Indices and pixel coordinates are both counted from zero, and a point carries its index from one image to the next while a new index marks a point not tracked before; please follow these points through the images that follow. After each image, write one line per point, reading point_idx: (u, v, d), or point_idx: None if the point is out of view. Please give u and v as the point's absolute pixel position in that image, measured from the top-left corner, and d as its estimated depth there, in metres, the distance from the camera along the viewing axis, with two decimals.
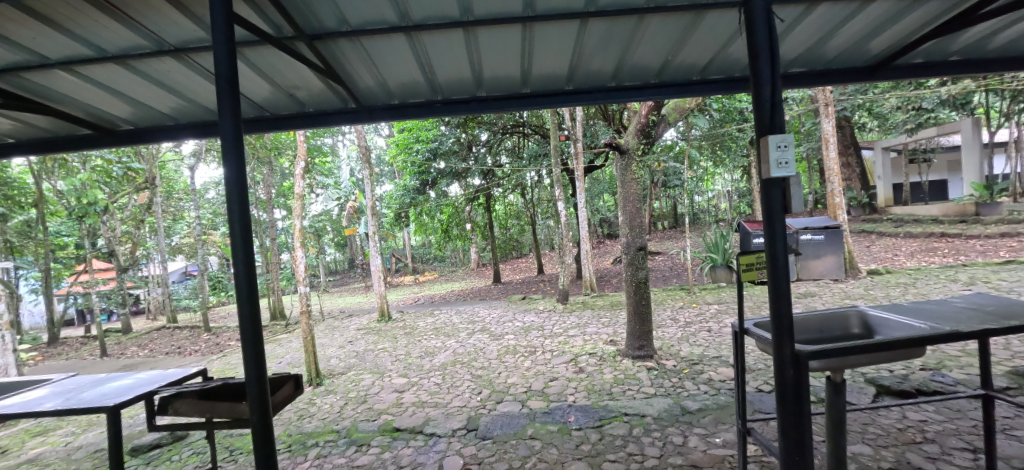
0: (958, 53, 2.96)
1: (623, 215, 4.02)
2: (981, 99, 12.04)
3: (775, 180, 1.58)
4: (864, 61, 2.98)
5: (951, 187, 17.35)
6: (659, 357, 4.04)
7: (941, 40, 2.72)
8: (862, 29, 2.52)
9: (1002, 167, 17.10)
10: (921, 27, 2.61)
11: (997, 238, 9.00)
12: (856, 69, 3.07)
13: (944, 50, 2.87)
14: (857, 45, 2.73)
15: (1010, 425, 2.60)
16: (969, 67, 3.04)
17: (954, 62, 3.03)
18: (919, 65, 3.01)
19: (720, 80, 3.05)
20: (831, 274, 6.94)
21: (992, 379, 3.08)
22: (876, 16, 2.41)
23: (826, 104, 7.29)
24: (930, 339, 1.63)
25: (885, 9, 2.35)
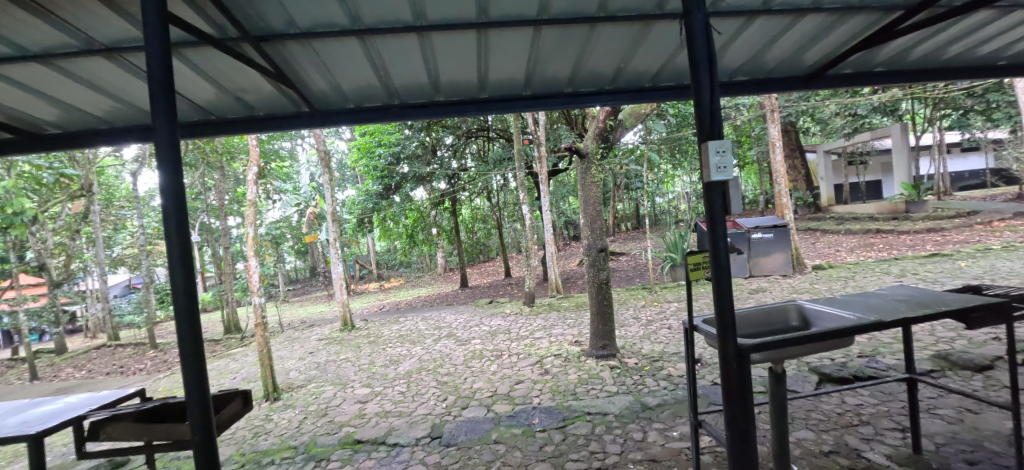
0: (881, 66, 3.23)
1: (584, 217, 4.09)
2: (908, 106, 13.19)
3: (716, 183, 1.67)
4: (801, 71, 3.18)
5: (884, 188, 18.90)
6: (621, 355, 4.14)
7: (867, 53, 2.95)
8: (798, 39, 2.68)
9: (927, 169, 18.85)
10: (847, 40, 2.84)
11: (923, 233, 9.86)
12: (796, 79, 3.27)
13: (869, 62, 3.12)
14: (793, 56, 2.92)
15: (934, 405, 2.83)
16: (892, 78, 3.31)
17: (879, 73, 3.29)
18: (849, 76, 3.26)
19: (672, 87, 3.17)
20: (780, 270, 7.33)
21: (918, 363, 3.36)
22: (809, 29, 2.57)
23: (772, 110, 7.73)
24: (857, 329, 1.76)
25: (818, 22, 2.52)
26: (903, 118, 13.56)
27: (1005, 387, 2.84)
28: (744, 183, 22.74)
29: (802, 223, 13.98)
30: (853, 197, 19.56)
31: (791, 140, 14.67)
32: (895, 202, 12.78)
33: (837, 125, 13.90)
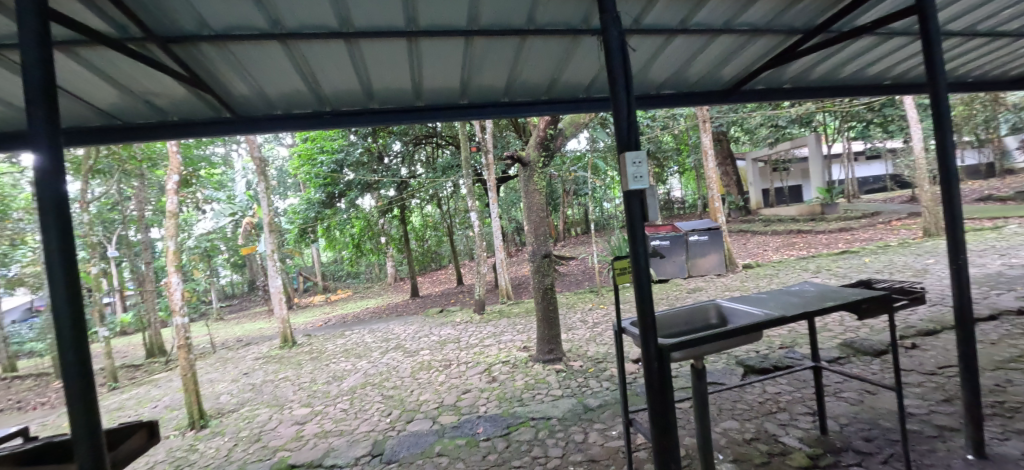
0: (789, 82, 3.55)
1: (528, 224, 4.17)
2: (822, 118, 14.67)
3: (634, 192, 1.76)
4: (720, 85, 3.43)
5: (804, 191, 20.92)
6: (567, 359, 4.23)
7: (775, 70, 3.24)
8: (714, 57, 2.90)
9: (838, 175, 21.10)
10: (759, 58, 3.10)
11: (835, 232, 10.99)
12: (716, 92, 3.52)
13: (778, 79, 3.42)
14: (712, 71, 3.14)
15: (839, 388, 3.13)
16: (798, 93, 3.66)
17: (787, 89, 3.62)
18: (762, 91, 3.56)
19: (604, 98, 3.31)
20: (714, 270, 7.83)
21: (827, 351, 3.70)
22: (723, 48, 2.79)
23: (705, 121, 8.30)
24: (763, 324, 1.91)
25: (730, 42, 2.73)
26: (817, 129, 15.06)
27: (896, 368, 3.20)
28: (685, 188, 24.23)
29: (736, 225, 15.11)
30: (779, 200, 21.43)
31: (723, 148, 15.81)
32: (813, 204, 14.12)
33: (762, 134, 15.17)
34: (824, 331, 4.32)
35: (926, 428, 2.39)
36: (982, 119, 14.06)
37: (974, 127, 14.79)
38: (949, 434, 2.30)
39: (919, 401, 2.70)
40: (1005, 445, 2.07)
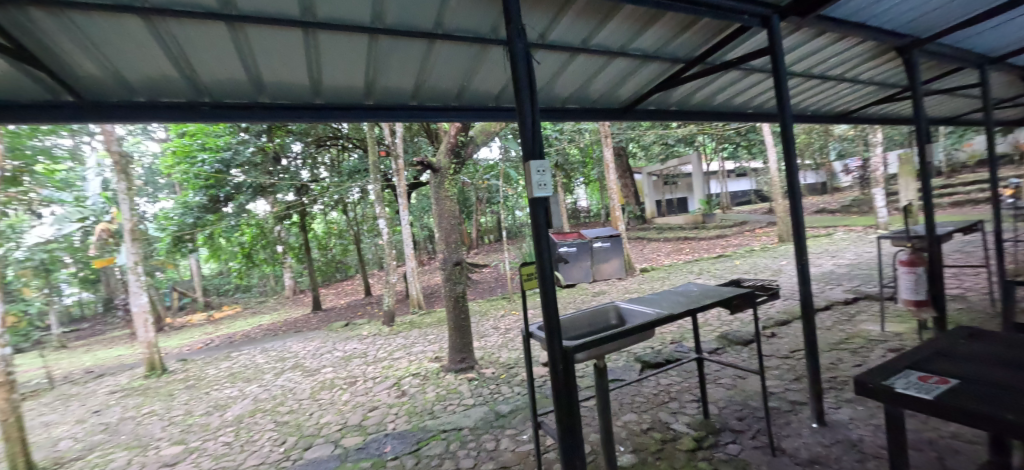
0: (675, 105, 4.00)
1: (440, 231, 4.15)
2: (701, 140, 17.00)
3: (539, 199, 1.80)
4: (618, 104, 3.73)
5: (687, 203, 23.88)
6: (479, 367, 4.22)
7: (664, 94, 3.63)
8: (612, 77, 3.14)
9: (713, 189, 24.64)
10: (651, 81, 3.42)
11: (713, 238, 12.72)
12: (615, 110, 3.81)
13: (666, 101, 3.84)
14: (611, 90, 3.41)
15: (718, 375, 3.56)
16: (682, 115, 4.13)
17: (673, 111, 4.07)
18: (653, 111, 3.95)
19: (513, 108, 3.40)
20: (615, 274, 8.47)
21: (709, 344, 4.20)
22: (620, 69, 3.03)
23: (606, 136, 9.03)
24: (653, 323, 2.09)
25: (625, 65, 2.98)
26: (699, 149, 17.11)
27: (761, 355, 3.75)
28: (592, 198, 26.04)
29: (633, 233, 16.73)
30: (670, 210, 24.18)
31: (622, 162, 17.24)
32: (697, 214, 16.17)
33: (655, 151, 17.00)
34: (706, 325, 4.91)
35: (782, 404, 2.81)
36: (816, 146, 17.49)
37: (810, 153, 18.36)
38: (799, 408, 2.73)
39: (777, 381, 3.18)
40: (838, 413, 2.53)
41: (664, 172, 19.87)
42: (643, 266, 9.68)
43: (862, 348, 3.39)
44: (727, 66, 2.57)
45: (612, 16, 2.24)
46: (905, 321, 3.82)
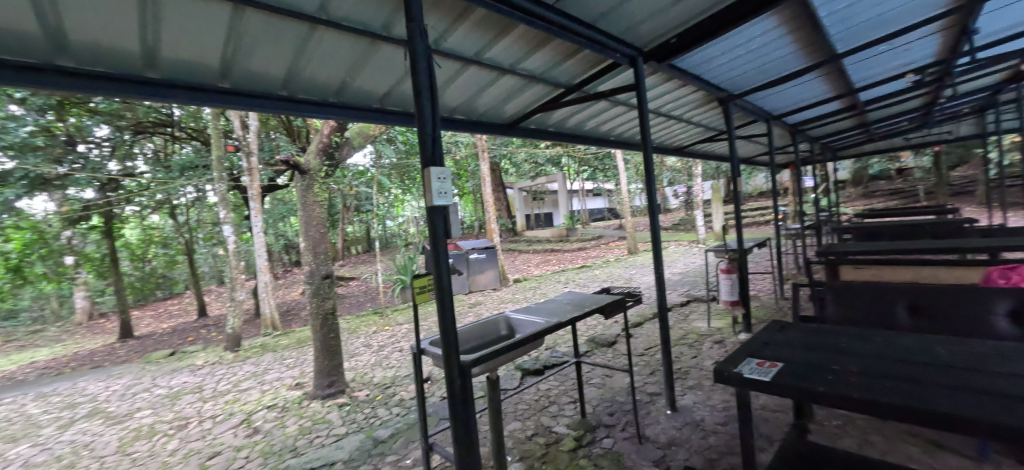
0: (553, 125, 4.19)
1: (306, 241, 3.72)
2: (564, 163, 19.10)
3: (437, 208, 1.72)
4: (502, 119, 3.74)
5: None
6: (351, 390, 3.85)
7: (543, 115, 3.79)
8: (500, 92, 3.14)
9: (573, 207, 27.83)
10: (534, 101, 3.50)
11: (576, 251, 14.23)
12: (500, 125, 3.83)
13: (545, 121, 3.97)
14: (497, 105, 3.41)
15: (589, 376, 3.81)
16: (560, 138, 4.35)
17: (551, 132, 4.26)
18: (533, 130, 4.07)
19: (399, 111, 3.15)
20: (490, 285, 8.85)
21: (580, 347, 4.57)
22: (508, 86, 3.05)
23: (483, 150, 9.40)
24: (542, 332, 2.16)
25: (513, 83, 3.01)
26: (564, 168, 19.25)
27: (623, 355, 4.21)
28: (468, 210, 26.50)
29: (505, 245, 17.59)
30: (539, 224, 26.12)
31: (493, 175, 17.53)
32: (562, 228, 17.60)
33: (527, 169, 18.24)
34: (577, 331, 5.35)
35: (644, 396, 3.16)
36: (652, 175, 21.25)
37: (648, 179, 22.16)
38: (657, 399, 3.12)
39: (638, 376, 3.55)
40: (686, 399, 2.98)
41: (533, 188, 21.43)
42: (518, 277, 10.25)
43: (696, 342, 4.06)
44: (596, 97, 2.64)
45: (505, 32, 2.22)
46: (722, 318, 4.76)
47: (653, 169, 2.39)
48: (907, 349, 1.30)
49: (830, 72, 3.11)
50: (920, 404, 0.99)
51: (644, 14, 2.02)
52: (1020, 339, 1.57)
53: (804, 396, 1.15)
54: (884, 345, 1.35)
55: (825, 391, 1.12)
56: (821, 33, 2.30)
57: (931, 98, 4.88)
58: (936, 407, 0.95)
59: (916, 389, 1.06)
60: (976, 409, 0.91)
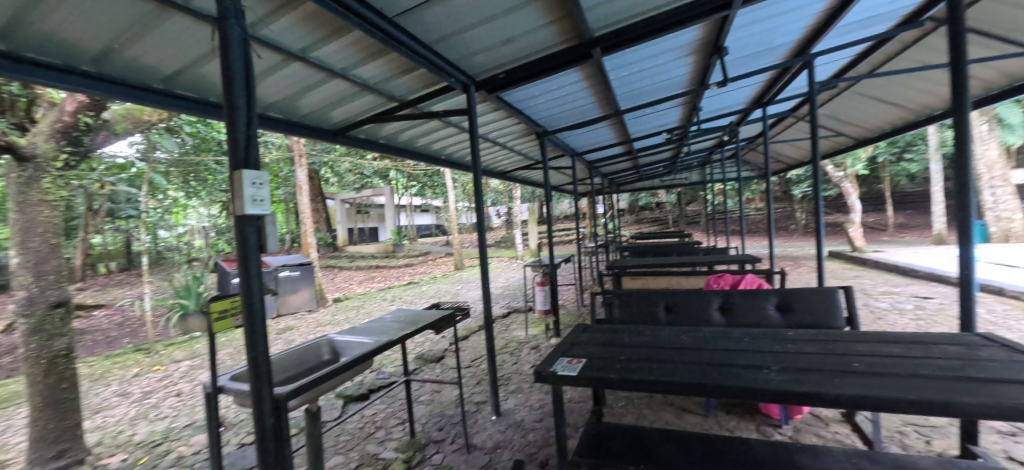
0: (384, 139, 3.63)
1: (17, 256, 2.58)
2: (394, 176, 18.59)
3: (250, 217, 1.43)
4: (327, 125, 3.19)
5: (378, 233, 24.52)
6: (94, 459, 2.91)
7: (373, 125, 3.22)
8: (327, 96, 2.71)
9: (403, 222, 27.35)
10: (364, 111, 3.05)
11: (402, 267, 14.15)
12: (323, 130, 3.25)
13: (376, 133, 3.46)
14: (322, 109, 2.91)
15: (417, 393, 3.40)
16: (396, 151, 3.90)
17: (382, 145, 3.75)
18: (363, 140, 3.52)
19: (192, 99, 2.39)
20: (305, 306, 7.88)
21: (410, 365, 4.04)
22: (336, 90, 2.64)
23: (300, 155, 8.36)
24: (371, 352, 2.03)
25: (342, 87, 2.63)
26: (391, 183, 18.89)
27: (452, 370, 3.85)
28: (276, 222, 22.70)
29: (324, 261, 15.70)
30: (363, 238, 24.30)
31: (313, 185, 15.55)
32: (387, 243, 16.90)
33: (351, 180, 16.99)
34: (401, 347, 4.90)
35: (469, 407, 3.04)
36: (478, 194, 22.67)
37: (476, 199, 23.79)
38: (484, 406, 3.06)
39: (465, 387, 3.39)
40: (507, 402, 3.05)
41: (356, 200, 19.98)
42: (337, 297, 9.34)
43: (517, 349, 4.31)
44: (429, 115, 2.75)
45: (339, 35, 2.02)
46: (536, 325, 5.25)
47: (482, 189, 2.55)
48: (654, 335, 1.80)
49: (614, 123, 4.01)
50: (674, 378, 1.42)
51: (475, 47, 2.22)
52: (723, 324, 2.23)
53: (605, 385, 1.45)
54: (641, 335, 1.84)
55: (618, 378, 1.46)
56: (609, 92, 2.94)
57: (673, 150, 6.68)
58: (680, 380, 1.40)
59: (669, 365, 1.51)
60: (704, 378, 1.39)
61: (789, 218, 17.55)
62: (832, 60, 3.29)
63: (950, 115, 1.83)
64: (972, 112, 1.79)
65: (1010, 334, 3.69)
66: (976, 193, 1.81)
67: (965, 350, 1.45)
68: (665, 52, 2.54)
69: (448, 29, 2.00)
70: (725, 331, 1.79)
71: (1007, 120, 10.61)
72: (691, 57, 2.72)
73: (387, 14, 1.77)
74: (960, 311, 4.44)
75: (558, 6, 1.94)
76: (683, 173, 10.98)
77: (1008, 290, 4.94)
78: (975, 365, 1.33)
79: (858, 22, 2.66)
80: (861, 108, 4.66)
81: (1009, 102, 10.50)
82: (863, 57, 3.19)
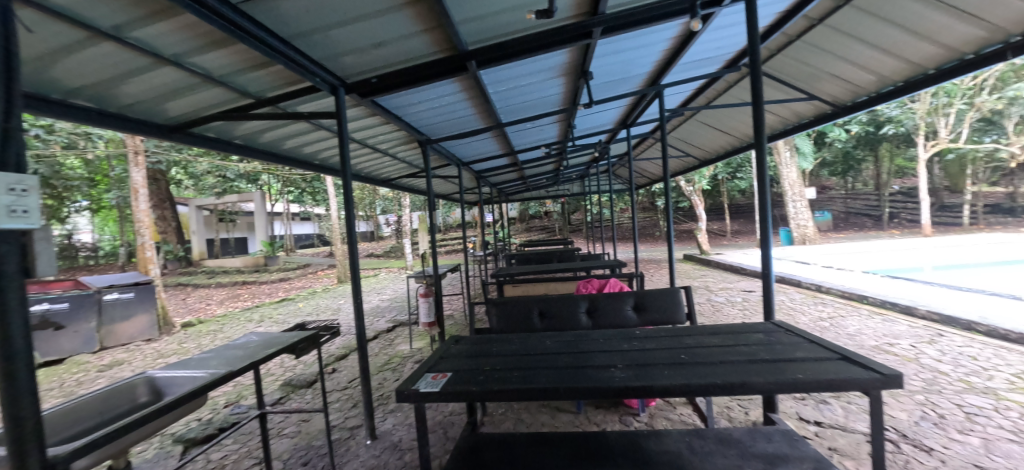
0: (240, 139, 3.14)
1: None
2: (267, 180, 16.55)
3: (6, 236, 0.91)
4: (162, 119, 2.58)
5: (249, 244, 21.52)
6: None
7: (225, 123, 2.75)
8: (156, 87, 2.16)
9: (280, 230, 24.57)
10: (211, 105, 2.52)
11: (276, 282, 12.62)
12: (156, 126, 2.61)
13: (230, 132, 2.93)
14: (153, 100, 2.31)
15: (280, 426, 2.96)
16: (256, 153, 3.39)
17: (239, 146, 3.22)
18: (211, 140, 2.95)
19: None
20: (142, 335, 6.55)
21: (271, 395, 3.54)
22: (171, 79, 2.11)
23: (136, 153, 7.09)
24: (208, 386, 1.62)
25: (178, 77, 2.10)
26: (262, 188, 16.75)
27: (323, 392, 3.52)
28: (100, 232, 18.30)
29: (173, 278, 13.12)
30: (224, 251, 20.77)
31: (158, 190, 13.45)
32: (256, 257, 15.62)
33: (207, 183, 14.53)
34: (268, 376, 4.17)
35: (342, 433, 2.75)
36: (369, 201, 21.46)
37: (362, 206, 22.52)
38: (357, 430, 2.79)
39: (338, 412, 3.07)
40: (385, 423, 2.84)
41: (218, 207, 17.27)
42: (185, 321, 7.84)
43: (399, 364, 4.08)
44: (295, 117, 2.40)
45: (165, 17, 1.59)
46: (421, 338, 5.10)
47: (352, 196, 2.38)
48: (522, 345, 1.80)
49: (498, 135, 4.10)
50: (534, 384, 1.40)
51: (342, 48, 2.03)
52: (587, 327, 2.40)
53: (465, 398, 1.36)
54: (510, 345, 1.82)
55: (479, 389, 1.38)
56: (489, 105, 3.00)
57: (556, 163, 7.14)
58: (539, 385, 1.38)
59: (530, 372, 1.49)
60: (560, 381, 1.39)
61: (654, 225, 20.26)
62: (680, 91, 3.84)
63: (753, 148, 2.20)
64: (767, 146, 2.19)
65: (804, 317, 4.72)
66: (767, 209, 2.23)
67: (764, 337, 1.73)
68: (538, 72, 2.67)
69: (313, 23, 1.77)
70: (587, 334, 1.89)
71: (797, 150, 13.79)
72: (562, 78, 2.91)
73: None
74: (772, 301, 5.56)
75: (430, 15, 1.86)
76: (566, 184, 11.85)
77: (802, 282, 6.35)
78: (769, 348, 1.59)
79: (694, 62, 3.14)
80: (703, 134, 5.55)
81: (797, 136, 13.67)
82: (700, 90, 3.80)
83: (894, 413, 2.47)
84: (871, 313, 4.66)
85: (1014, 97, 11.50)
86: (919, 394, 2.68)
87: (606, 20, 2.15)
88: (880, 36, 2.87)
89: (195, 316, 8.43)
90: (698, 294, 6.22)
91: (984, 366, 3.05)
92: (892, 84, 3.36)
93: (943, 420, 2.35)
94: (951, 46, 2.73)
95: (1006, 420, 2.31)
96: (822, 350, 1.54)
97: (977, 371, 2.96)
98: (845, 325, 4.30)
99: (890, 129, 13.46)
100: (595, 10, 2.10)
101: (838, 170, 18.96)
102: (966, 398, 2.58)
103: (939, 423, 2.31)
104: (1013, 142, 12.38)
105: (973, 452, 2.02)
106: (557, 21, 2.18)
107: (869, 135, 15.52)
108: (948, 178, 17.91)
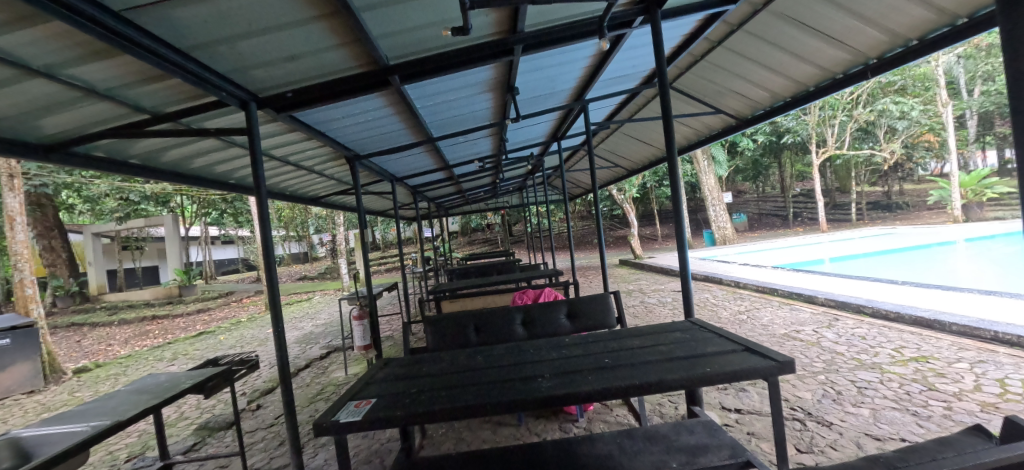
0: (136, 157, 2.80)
1: None
2: (180, 202, 15.04)
3: None
4: (32, 137, 2.20)
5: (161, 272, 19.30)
6: None
7: (116, 140, 2.45)
8: (28, 103, 1.86)
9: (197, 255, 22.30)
10: (101, 120, 2.22)
11: (192, 314, 11.38)
12: (26, 146, 2.23)
13: (124, 150, 2.63)
14: (22, 116, 1.98)
15: None
16: (152, 173, 3.03)
17: (134, 166, 2.86)
18: (101, 159, 2.62)
19: None
20: (24, 387, 5.63)
21: (182, 442, 3.18)
22: (46, 93, 1.82)
23: (11, 176, 6.18)
24: (93, 438, 1.41)
25: (56, 90, 1.83)
26: (174, 210, 15.12)
27: (246, 432, 3.22)
28: None
29: (64, 317, 11.41)
30: (129, 283, 18.37)
31: (46, 216, 11.91)
32: (169, 287, 14.19)
33: (106, 207, 12.87)
34: (179, 421, 3.72)
35: None
36: (301, 219, 20.25)
37: (294, 225, 21.10)
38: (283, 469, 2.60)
39: (263, 452, 2.83)
40: (316, 459, 2.68)
41: (121, 233, 15.37)
42: (77, 367, 6.81)
43: (332, 393, 3.83)
44: (199, 133, 2.19)
45: (30, 24, 1.33)
46: (358, 363, 4.85)
47: (267, 217, 2.23)
48: (454, 365, 1.73)
49: (430, 149, 4.08)
50: (461, 403, 1.33)
51: (252, 61, 1.87)
52: (521, 338, 2.44)
53: (389, 425, 1.24)
54: (441, 365, 1.76)
55: (404, 414, 1.27)
56: (417, 119, 2.98)
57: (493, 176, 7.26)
58: (468, 403, 1.31)
59: (458, 393, 1.42)
60: (491, 398, 1.33)
61: (594, 232, 20.98)
62: (604, 105, 4.08)
63: (666, 159, 2.35)
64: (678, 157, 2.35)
65: (725, 312, 5.13)
66: (682, 214, 2.39)
67: (681, 335, 1.85)
68: (464, 87, 2.71)
69: (213, 35, 1.60)
70: (519, 346, 1.89)
71: (714, 158, 15.09)
72: (489, 93, 2.98)
73: (110, 6, 1.28)
74: (699, 299, 5.98)
75: (346, 30, 1.78)
76: (505, 196, 12.01)
77: (724, 279, 6.90)
78: (685, 345, 1.70)
79: (614, 78, 3.37)
80: (629, 146, 5.92)
81: (714, 146, 14.99)
82: (622, 105, 4.07)
83: (801, 394, 2.73)
84: (781, 304, 5.17)
85: (881, 110, 13.53)
86: (821, 374, 3.00)
87: (527, 37, 2.21)
88: (773, 57, 3.23)
89: (91, 360, 7.34)
90: (633, 296, 6.55)
91: (871, 344, 3.49)
92: (783, 98, 3.81)
93: (840, 396, 2.64)
94: (825, 66, 3.15)
95: (888, 390, 2.65)
96: (730, 343, 1.66)
97: (866, 349, 3.38)
98: (759, 316, 4.75)
99: (789, 138, 15.17)
100: (514, 28, 2.15)
101: (750, 175, 21.01)
102: (858, 374, 2.93)
103: (837, 399, 2.60)
104: (882, 148, 14.52)
105: (864, 422, 2.29)
106: (476, 38, 2.22)
107: (772, 144, 17.45)
108: (837, 180, 20.59)
